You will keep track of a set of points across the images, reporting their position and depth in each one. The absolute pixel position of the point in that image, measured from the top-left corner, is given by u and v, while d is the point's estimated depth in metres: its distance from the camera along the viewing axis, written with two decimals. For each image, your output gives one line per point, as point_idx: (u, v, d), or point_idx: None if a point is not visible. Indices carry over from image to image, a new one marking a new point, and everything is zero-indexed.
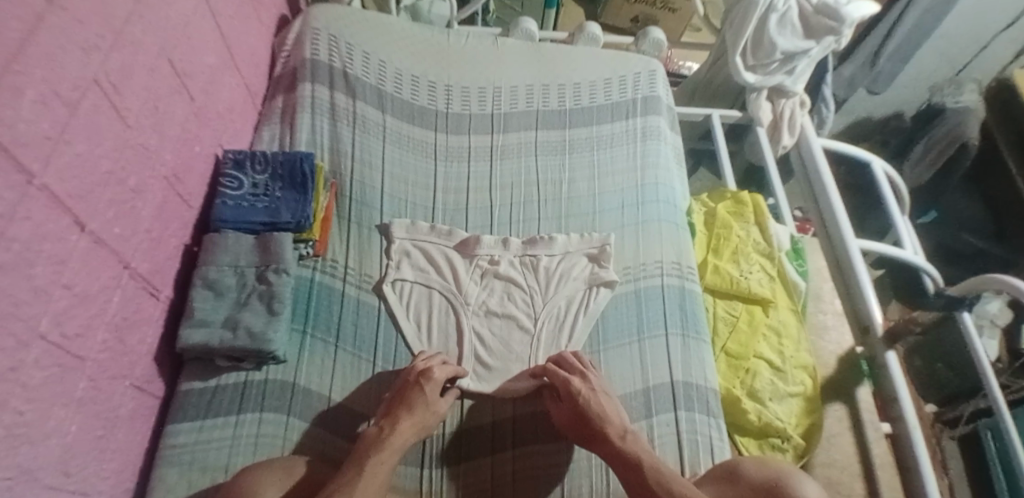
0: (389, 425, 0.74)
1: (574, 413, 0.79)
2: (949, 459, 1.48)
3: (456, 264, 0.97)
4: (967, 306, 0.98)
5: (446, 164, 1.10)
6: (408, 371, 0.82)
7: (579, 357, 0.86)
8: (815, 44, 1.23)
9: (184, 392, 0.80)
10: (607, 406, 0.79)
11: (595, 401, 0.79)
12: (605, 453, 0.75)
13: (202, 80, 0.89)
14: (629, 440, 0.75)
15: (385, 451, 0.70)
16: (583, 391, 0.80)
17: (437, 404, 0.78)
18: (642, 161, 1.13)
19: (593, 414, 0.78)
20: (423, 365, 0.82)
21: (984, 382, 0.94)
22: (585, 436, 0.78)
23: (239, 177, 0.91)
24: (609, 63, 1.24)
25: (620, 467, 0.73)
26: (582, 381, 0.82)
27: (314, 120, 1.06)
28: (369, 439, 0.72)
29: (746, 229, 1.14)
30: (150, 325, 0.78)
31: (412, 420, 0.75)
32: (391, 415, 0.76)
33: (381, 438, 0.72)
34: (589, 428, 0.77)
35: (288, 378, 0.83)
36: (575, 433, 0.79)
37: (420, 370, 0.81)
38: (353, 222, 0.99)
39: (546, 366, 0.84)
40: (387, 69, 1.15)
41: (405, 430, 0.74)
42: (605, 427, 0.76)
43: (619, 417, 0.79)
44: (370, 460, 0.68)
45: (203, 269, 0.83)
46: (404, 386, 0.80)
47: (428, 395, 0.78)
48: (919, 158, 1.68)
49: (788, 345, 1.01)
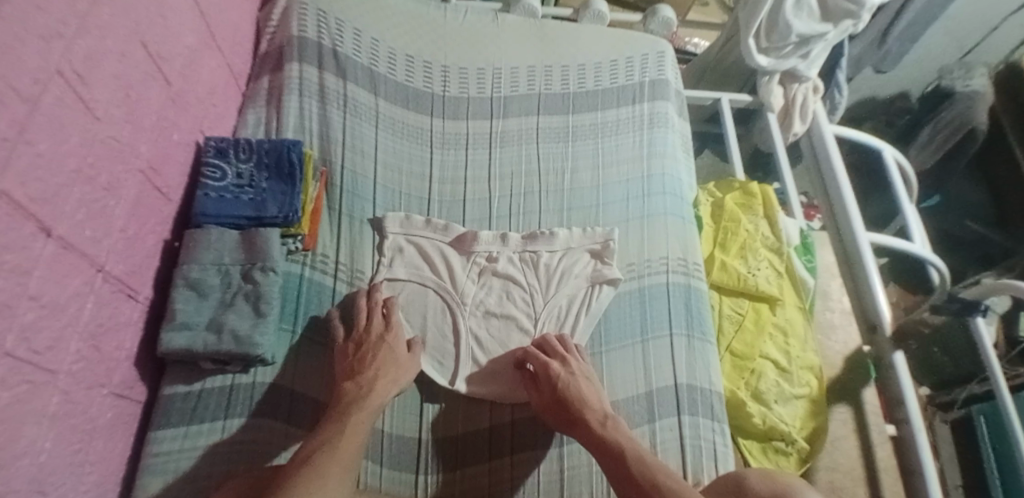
0: (367, 382, 0.74)
1: (555, 397, 0.78)
2: (942, 445, 1.50)
3: (452, 261, 0.93)
4: (982, 312, 0.91)
5: (443, 151, 1.04)
6: (362, 329, 0.81)
7: (564, 343, 0.84)
8: (832, 28, 1.18)
9: (167, 397, 0.77)
10: (587, 390, 0.78)
11: (575, 385, 0.78)
12: (585, 439, 0.73)
13: (180, 62, 0.83)
14: (609, 427, 0.73)
15: (366, 410, 0.70)
16: (560, 374, 0.79)
17: (405, 360, 0.79)
18: (648, 150, 1.08)
19: (572, 398, 0.76)
20: (377, 325, 0.81)
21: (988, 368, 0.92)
22: (564, 421, 0.77)
23: (221, 167, 0.86)
24: (616, 43, 1.18)
25: (603, 455, 0.70)
26: (561, 364, 0.81)
27: (302, 103, 1.00)
28: (348, 396, 0.72)
29: (755, 222, 1.09)
30: (129, 329, 0.73)
31: (387, 377, 0.75)
32: (365, 371, 0.75)
33: (361, 397, 0.72)
34: (568, 414, 0.76)
35: (278, 381, 0.79)
36: (555, 417, 0.78)
37: (381, 329, 0.81)
38: (344, 214, 0.93)
39: (526, 349, 0.84)
40: (379, 48, 1.08)
41: (384, 385, 0.74)
42: (584, 413, 0.75)
43: (600, 402, 0.77)
44: (350, 419, 0.69)
45: (185, 267, 0.78)
46: (366, 345, 0.78)
47: (394, 351, 0.79)
48: (929, 139, 1.63)
49: (794, 345, 0.98)
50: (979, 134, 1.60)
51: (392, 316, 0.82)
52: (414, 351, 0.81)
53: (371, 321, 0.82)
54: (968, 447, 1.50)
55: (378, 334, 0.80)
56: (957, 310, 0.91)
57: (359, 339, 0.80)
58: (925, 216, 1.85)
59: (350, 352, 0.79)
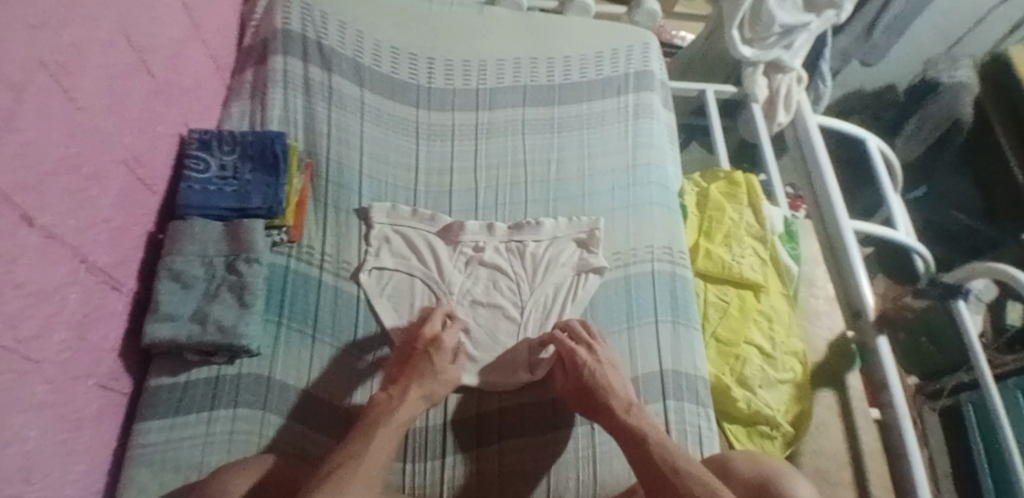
0: (399, 393, 0.72)
1: (579, 384, 0.78)
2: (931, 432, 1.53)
3: (438, 251, 0.93)
4: (965, 295, 0.92)
5: (429, 143, 1.04)
6: (415, 335, 0.80)
7: (588, 328, 0.84)
8: (815, 18, 1.20)
9: (153, 389, 0.77)
10: (614, 379, 0.78)
11: (601, 372, 0.78)
12: (608, 426, 0.73)
13: (164, 55, 0.83)
14: (633, 414, 0.73)
15: (393, 424, 0.68)
16: (588, 361, 0.79)
17: (447, 372, 0.77)
18: (634, 140, 1.08)
19: (599, 385, 0.77)
20: (430, 331, 0.80)
21: (973, 360, 0.91)
22: (591, 408, 0.77)
23: (205, 158, 0.86)
24: (602, 35, 1.18)
25: (623, 440, 0.71)
26: (588, 351, 0.80)
27: (287, 95, 0.99)
28: (378, 408, 0.70)
29: (739, 211, 1.11)
30: (114, 320, 0.73)
31: (420, 391, 0.73)
32: (399, 383, 0.74)
33: (390, 410, 0.70)
34: (593, 400, 0.76)
35: (264, 372, 0.79)
36: (580, 404, 0.78)
37: (430, 338, 0.79)
38: (329, 206, 0.93)
39: (553, 334, 0.84)
40: (365, 40, 1.08)
41: (414, 400, 0.72)
42: (610, 400, 0.75)
43: (626, 391, 0.77)
44: (376, 434, 0.66)
45: (168, 259, 0.78)
46: (414, 354, 0.78)
47: (436, 363, 0.77)
48: (914, 131, 1.65)
49: (779, 331, 0.99)
50: (964, 123, 1.63)
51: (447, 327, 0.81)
52: (459, 360, 0.79)
53: (424, 327, 0.80)
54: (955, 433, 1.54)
55: (425, 344, 0.78)
56: (938, 294, 0.94)
57: (407, 346, 0.79)
58: (912, 206, 1.87)
59: (399, 359, 0.78)
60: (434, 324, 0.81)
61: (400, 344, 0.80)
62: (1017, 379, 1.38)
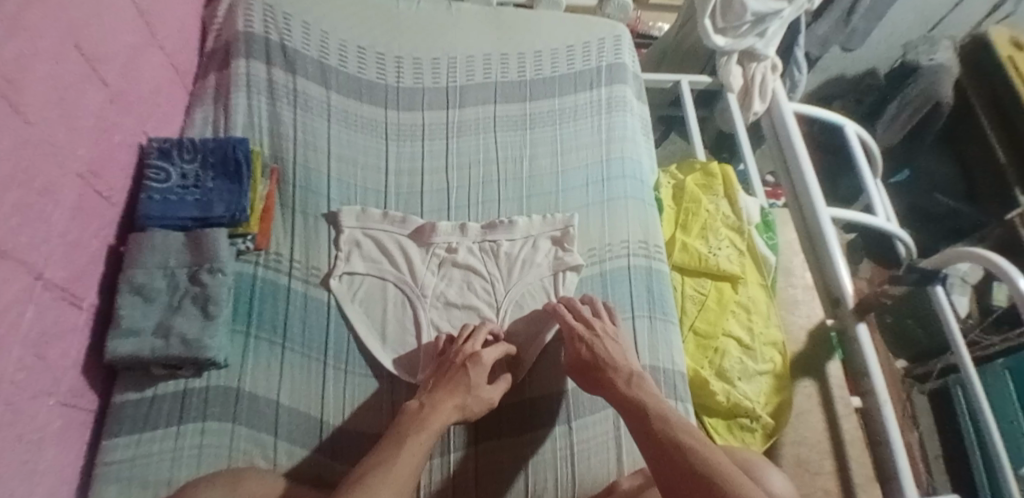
0: (431, 402, 0.73)
1: (581, 359, 0.80)
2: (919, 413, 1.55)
3: (411, 254, 0.91)
4: (941, 280, 0.92)
5: (399, 144, 1.02)
6: (454, 350, 0.80)
7: (595, 305, 0.86)
8: (787, 5, 1.19)
9: (118, 405, 0.75)
10: (614, 351, 0.79)
11: (600, 345, 0.79)
12: (610, 398, 0.75)
13: (118, 63, 0.80)
14: (633, 386, 0.75)
15: (426, 430, 0.69)
16: (585, 336, 0.80)
17: (484, 391, 0.77)
18: (608, 134, 1.08)
19: (600, 359, 0.78)
20: (470, 347, 0.79)
21: (950, 340, 0.92)
22: (592, 381, 0.78)
23: (165, 168, 0.84)
24: (574, 29, 1.17)
25: (626, 411, 0.72)
26: (586, 327, 0.82)
27: (251, 99, 0.97)
28: (410, 416, 0.71)
29: (716, 203, 1.10)
30: (74, 337, 0.72)
31: (453, 401, 0.73)
32: (435, 392, 0.75)
33: (421, 418, 0.71)
34: (593, 371, 0.78)
35: (232, 384, 0.78)
36: (581, 377, 0.80)
37: (469, 353, 0.79)
38: (298, 211, 0.92)
39: (555, 306, 0.85)
40: (330, 40, 1.05)
41: (447, 410, 0.72)
42: (610, 374, 0.77)
43: (626, 361, 0.78)
44: (406, 441, 0.67)
45: (129, 272, 0.76)
46: (449, 366, 0.78)
47: (474, 380, 0.76)
48: (892, 119, 1.64)
49: (757, 321, 0.99)
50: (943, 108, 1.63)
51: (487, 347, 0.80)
52: (497, 385, 0.79)
53: (464, 344, 0.80)
54: (944, 414, 1.55)
55: (462, 358, 0.78)
56: (915, 281, 0.93)
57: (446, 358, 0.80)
58: (893, 191, 1.88)
59: (436, 373, 0.78)
60: (476, 342, 0.80)
61: (437, 361, 0.81)
62: (1005, 361, 1.38)
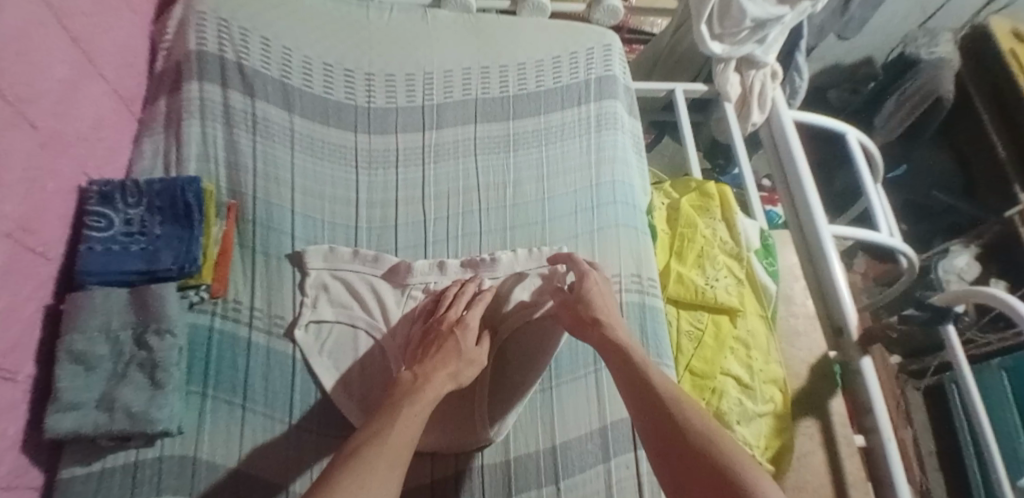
0: (424, 373, 0.69)
1: (576, 302, 0.77)
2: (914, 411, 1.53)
3: (384, 296, 0.84)
4: (951, 319, 0.86)
5: (371, 172, 0.95)
6: (439, 318, 0.77)
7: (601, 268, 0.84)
8: (789, 10, 1.10)
9: (62, 482, 0.67)
10: (605, 299, 0.78)
11: (598, 290, 0.78)
12: (602, 347, 0.72)
13: (51, 100, 0.72)
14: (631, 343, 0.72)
15: (421, 401, 0.64)
16: (592, 282, 0.79)
17: (472, 352, 0.73)
18: (597, 155, 1.00)
19: (598, 308, 0.76)
20: (454, 313, 0.77)
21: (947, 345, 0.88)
22: (579, 322, 0.76)
23: (106, 215, 0.76)
24: (558, 38, 1.08)
25: (616, 361, 0.69)
26: (598, 276, 0.81)
27: (205, 127, 0.89)
28: (403, 389, 0.67)
29: (712, 226, 1.03)
30: (9, 417, 0.64)
31: (446, 371, 0.70)
32: (425, 363, 0.71)
33: (416, 388, 0.66)
34: (583, 314, 0.76)
35: (188, 452, 0.71)
36: (570, 319, 0.77)
37: (454, 319, 0.76)
38: (258, 252, 0.84)
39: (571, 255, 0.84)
40: (293, 58, 0.97)
41: (442, 380, 0.68)
42: (606, 320, 0.75)
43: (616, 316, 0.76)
44: (401, 412, 0.62)
45: (67, 338, 0.68)
46: (437, 334, 0.75)
47: (462, 343, 0.73)
48: (891, 114, 1.54)
49: (757, 358, 0.93)
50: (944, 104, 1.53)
51: (471, 309, 0.78)
52: (482, 345, 0.75)
53: (447, 311, 0.78)
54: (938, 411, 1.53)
55: (449, 325, 0.76)
56: (926, 318, 0.87)
57: (433, 326, 0.77)
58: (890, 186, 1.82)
59: (423, 341, 0.76)
60: (458, 307, 0.78)
61: (423, 328, 0.78)
62: (1002, 360, 1.34)
